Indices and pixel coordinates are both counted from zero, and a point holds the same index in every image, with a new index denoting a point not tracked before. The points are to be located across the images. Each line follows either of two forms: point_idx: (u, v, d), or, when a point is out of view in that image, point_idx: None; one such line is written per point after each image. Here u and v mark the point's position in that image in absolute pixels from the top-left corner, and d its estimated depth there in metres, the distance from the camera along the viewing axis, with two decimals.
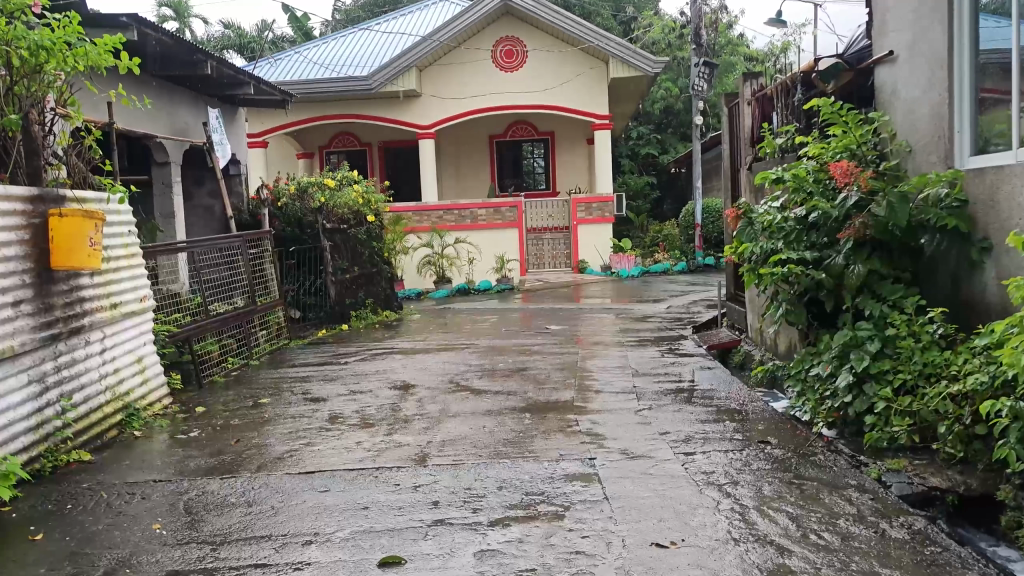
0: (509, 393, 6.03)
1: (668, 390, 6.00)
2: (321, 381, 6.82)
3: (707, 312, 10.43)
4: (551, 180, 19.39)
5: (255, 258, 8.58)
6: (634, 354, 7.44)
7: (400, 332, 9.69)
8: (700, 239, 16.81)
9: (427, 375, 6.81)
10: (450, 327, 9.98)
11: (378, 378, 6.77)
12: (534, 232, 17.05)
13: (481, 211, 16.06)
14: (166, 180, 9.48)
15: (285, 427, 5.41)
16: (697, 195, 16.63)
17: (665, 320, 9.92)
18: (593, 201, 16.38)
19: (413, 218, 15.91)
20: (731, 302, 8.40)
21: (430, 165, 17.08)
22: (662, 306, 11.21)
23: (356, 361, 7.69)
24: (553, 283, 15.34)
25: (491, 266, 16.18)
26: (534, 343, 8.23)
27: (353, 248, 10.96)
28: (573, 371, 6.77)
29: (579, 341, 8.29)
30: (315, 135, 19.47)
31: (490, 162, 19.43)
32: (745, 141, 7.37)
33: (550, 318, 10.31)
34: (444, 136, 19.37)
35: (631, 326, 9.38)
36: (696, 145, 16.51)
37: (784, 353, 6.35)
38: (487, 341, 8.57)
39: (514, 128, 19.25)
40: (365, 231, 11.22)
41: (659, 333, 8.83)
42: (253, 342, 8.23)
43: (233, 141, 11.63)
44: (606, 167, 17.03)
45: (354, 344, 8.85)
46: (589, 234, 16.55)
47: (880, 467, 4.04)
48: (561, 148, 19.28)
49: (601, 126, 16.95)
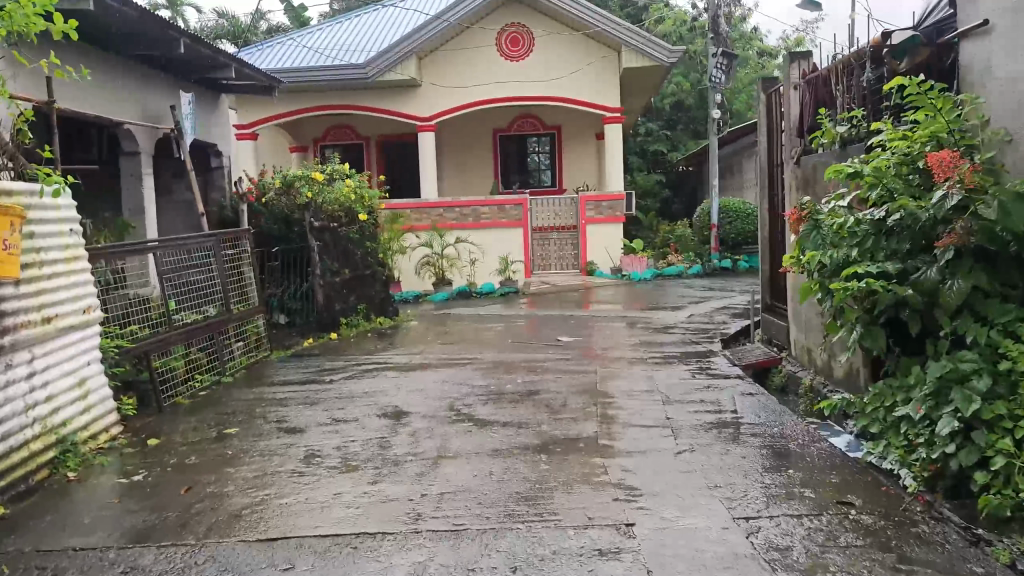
0: (521, 424, 5.10)
1: (709, 423, 5.05)
2: (300, 406, 5.87)
3: (734, 322, 9.50)
4: (558, 177, 18.47)
5: (232, 260, 7.62)
6: (661, 375, 6.50)
7: (395, 343, 8.75)
8: (716, 240, 16.10)
9: (424, 399, 5.88)
10: (450, 337, 9.04)
11: (366, 403, 5.84)
12: (539, 232, 15.85)
13: (484, 209, 15.15)
14: (136, 172, 8.54)
15: (250, 467, 4.48)
16: (714, 193, 15.72)
17: (688, 331, 8.98)
18: (603, 199, 15.57)
19: (412, 216, 15.04)
20: (768, 318, 7.45)
21: (430, 160, 16.14)
22: (683, 313, 10.28)
23: (344, 379, 6.75)
24: (560, 286, 14.39)
25: (495, 267, 15.29)
26: (545, 358, 7.31)
27: (344, 249, 9.99)
28: (593, 395, 5.83)
29: (596, 356, 7.37)
30: (310, 127, 18.55)
31: (493, 158, 18.49)
32: (789, 133, 6.45)
33: (560, 328, 9.38)
34: (444, 130, 18.44)
35: (652, 338, 8.45)
36: (714, 140, 15.57)
37: (843, 380, 5.44)
38: (493, 354, 7.63)
39: (519, 122, 18.35)
40: (357, 230, 10.27)
41: (685, 347, 7.91)
42: (227, 355, 7.28)
43: (216, 131, 10.70)
44: (617, 163, 16.07)
45: (343, 357, 7.91)
46: (599, 234, 15.65)
47: (1009, 548, 3.09)
48: (567, 144, 18.36)
49: (611, 119, 16.00)
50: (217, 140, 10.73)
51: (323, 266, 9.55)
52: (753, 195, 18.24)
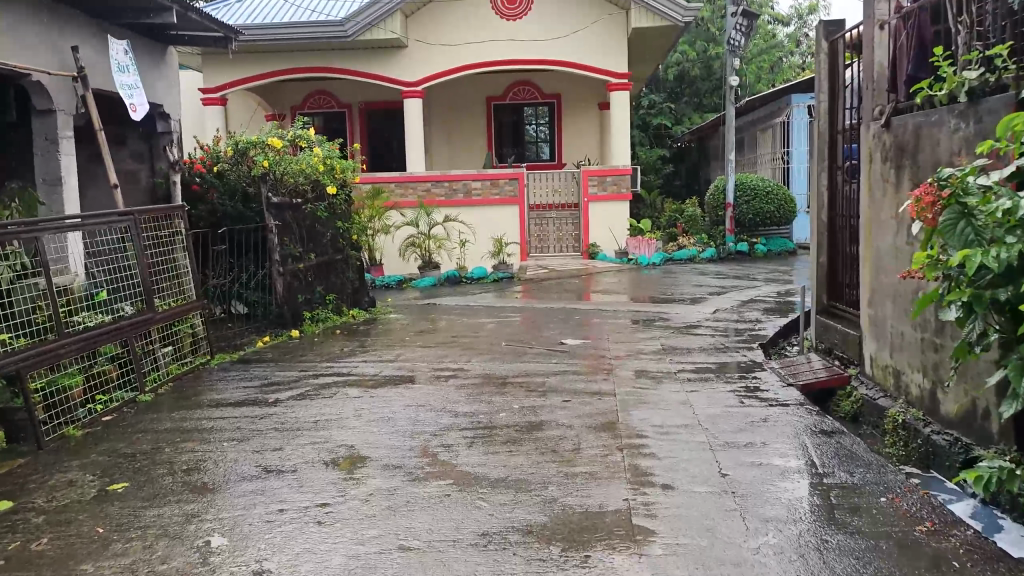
0: (520, 486, 3.64)
1: (784, 486, 3.60)
2: (227, 444, 4.40)
3: (769, 320, 8.05)
4: (557, 151, 16.94)
5: (158, 246, 6.08)
6: (701, 399, 5.05)
7: (366, 344, 7.27)
8: (730, 222, 14.39)
9: (389, 436, 4.41)
10: (432, 336, 7.57)
11: (312, 441, 4.37)
12: (537, 210, 14.27)
13: (475, 183, 13.66)
14: (51, 135, 7.03)
15: (116, 565, 3.00)
16: (730, 169, 14.22)
17: (716, 331, 7.55)
18: (607, 173, 14.06)
19: (396, 191, 13.64)
20: (827, 319, 5.97)
21: (417, 130, 14.60)
22: (707, 308, 8.81)
23: (292, 402, 5.27)
24: (560, 272, 12.92)
25: (487, 250, 13.82)
26: (549, 371, 5.84)
27: (308, 227, 8.45)
28: (616, 433, 4.37)
29: (611, 368, 5.91)
30: (288, 93, 16.99)
31: (487, 127, 16.93)
32: (867, 87, 5.00)
33: (562, 325, 7.93)
34: (434, 98, 16.87)
35: (675, 340, 7.00)
36: (731, 111, 14.06)
37: (958, 419, 4.00)
38: (482, 364, 6.17)
39: (515, 90, 16.79)
40: (325, 207, 8.72)
41: (718, 354, 6.45)
42: (148, 366, 5.77)
43: (162, 90, 9.12)
44: (624, 134, 14.50)
45: (296, 364, 6.44)
46: (602, 212, 14.14)
47: None
48: (567, 114, 16.83)
49: (618, 86, 14.45)
50: (163, 101, 9.14)
51: (284, 250, 7.99)
52: (769, 173, 16.78)
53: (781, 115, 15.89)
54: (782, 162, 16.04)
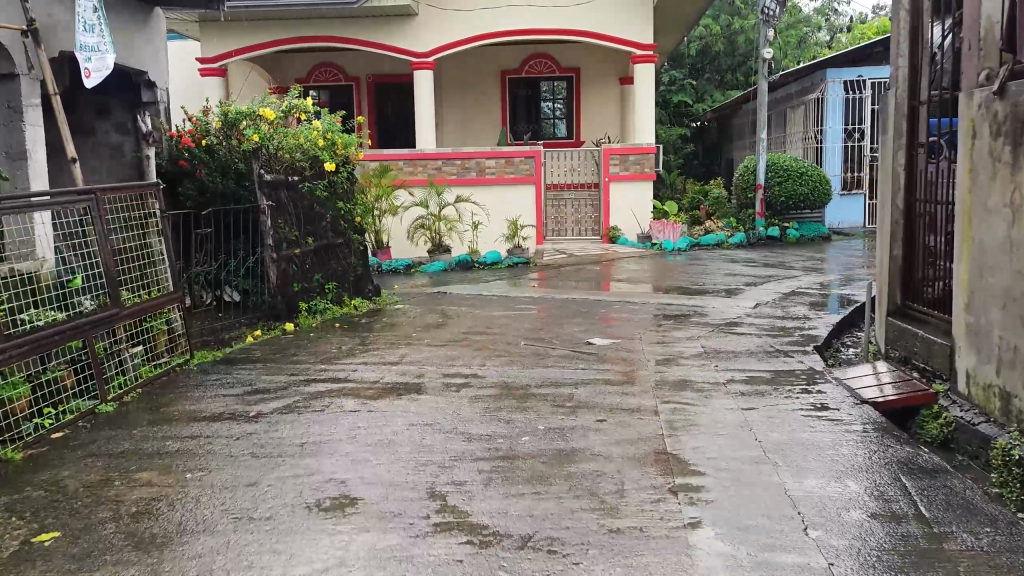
0: (552, 549, 2.83)
1: (894, 555, 2.78)
2: (192, 476, 3.62)
3: (818, 316, 7.17)
4: (575, 128, 16.04)
5: (128, 228, 5.29)
6: (760, 418, 4.25)
7: (367, 340, 6.46)
8: (761, 205, 13.46)
9: (388, 468, 3.61)
10: (441, 331, 6.75)
11: (295, 475, 3.58)
12: (551, 189, 13.61)
13: (489, 161, 12.81)
14: (14, 102, 6.22)
15: None
16: (762, 147, 13.31)
17: (760, 328, 6.72)
18: (629, 152, 13.16)
19: (404, 168, 12.83)
20: (901, 322, 5.13)
21: (427, 104, 13.75)
22: (746, 301, 7.94)
23: (276, 417, 4.47)
24: (579, 256, 12.09)
25: (502, 232, 12.99)
26: (577, 380, 5.02)
27: (305, 208, 7.63)
28: (667, 468, 3.55)
29: (649, 377, 5.09)
30: (293, 66, 16.19)
31: (501, 103, 16.04)
32: (970, 46, 4.13)
33: (586, 320, 7.10)
34: (446, 71, 15.98)
35: (717, 341, 6.17)
36: (764, 85, 13.12)
37: None
38: (498, 369, 5.37)
39: (531, 63, 15.88)
40: (326, 186, 7.89)
41: (769, 359, 5.61)
42: (112, 369, 4.99)
43: (147, 57, 8.29)
44: (648, 109, 13.57)
45: (286, 366, 5.63)
46: (623, 193, 13.28)
47: None
48: (586, 89, 15.91)
49: (642, 58, 13.51)
50: (148, 69, 8.31)
51: (277, 235, 7.20)
52: (800, 153, 15.85)
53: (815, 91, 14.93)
54: (815, 142, 15.12)
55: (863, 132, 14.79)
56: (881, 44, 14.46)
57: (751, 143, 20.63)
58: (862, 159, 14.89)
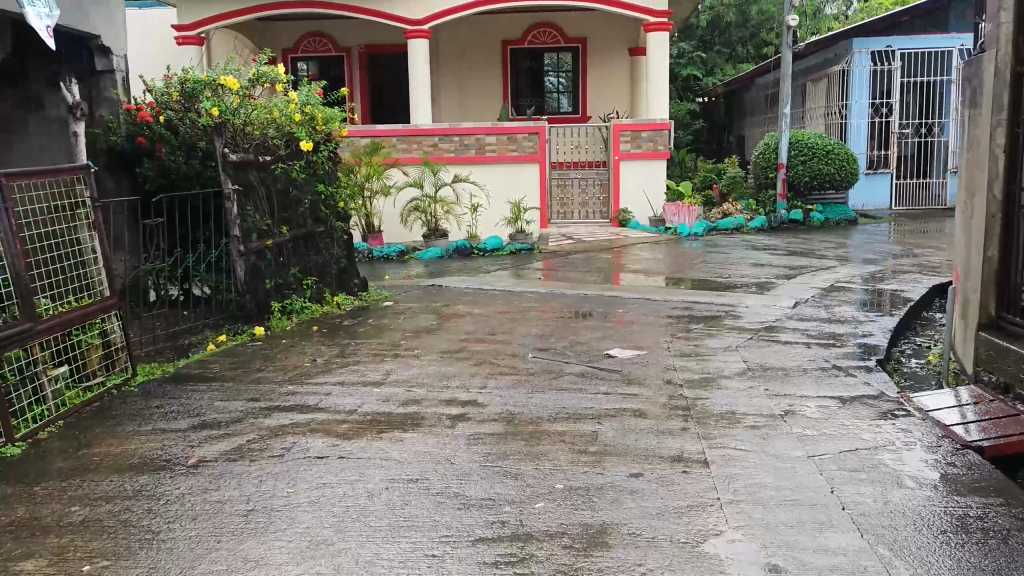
0: None
1: None
2: (89, 571, 2.67)
3: (870, 319, 6.22)
4: (581, 102, 14.98)
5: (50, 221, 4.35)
6: (838, 471, 3.32)
7: (349, 350, 5.49)
8: (784, 186, 12.40)
9: (358, 560, 2.67)
10: (436, 337, 5.79)
11: (231, 570, 2.64)
12: (558, 168, 12.69)
13: (490, 138, 11.80)
14: None
15: None
16: (785, 124, 12.23)
17: (806, 335, 5.76)
18: (641, 128, 12.12)
19: (398, 146, 11.85)
20: (998, 339, 4.17)
21: (423, 75, 12.71)
22: (783, 299, 6.96)
23: (221, 467, 3.52)
24: (588, 242, 11.12)
25: (503, 215, 12.02)
26: (600, 413, 4.07)
27: (278, 192, 6.65)
28: (736, 563, 2.60)
29: (688, 406, 4.14)
30: (280, 35, 15.18)
31: (502, 74, 14.98)
32: None
33: (603, 323, 6.14)
34: (443, 40, 14.89)
35: (760, 352, 5.20)
36: (788, 56, 12.10)
37: None
38: (501, 393, 4.43)
39: (535, 33, 14.81)
40: (303, 166, 6.90)
41: (829, 378, 4.65)
42: (27, 396, 4.07)
43: (100, 18, 7.26)
44: (663, 82, 12.50)
45: (246, 388, 4.67)
46: (634, 172, 12.26)
47: None
48: (593, 61, 14.85)
49: (657, 26, 12.46)
50: (101, 32, 7.28)
51: (244, 224, 6.21)
52: (822, 129, 14.83)
53: (841, 64, 13.88)
54: (839, 117, 14.10)
55: (892, 106, 13.80)
56: (911, 12, 13.44)
57: (764, 119, 19.59)
58: (889, 136, 13.92)
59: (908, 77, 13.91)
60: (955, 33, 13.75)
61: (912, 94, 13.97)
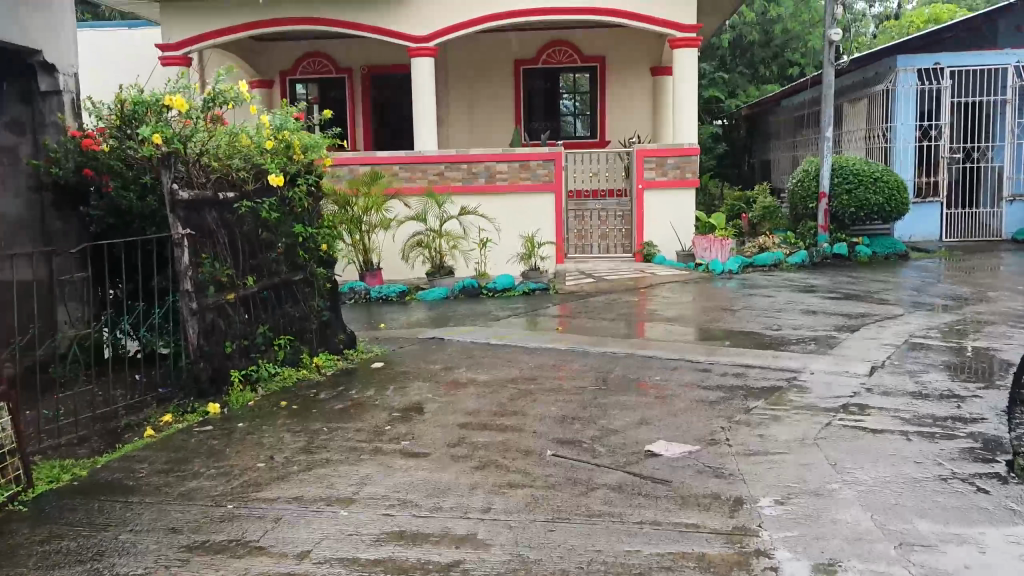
0: None
1: None
2: None
3: (971, 393, 5.01)
4: (599, 126, 13.88)
5: None
6: None
7: (320, 441, 4.32)
8: (825, 217, 11.30)
9: None
10: (430, 421, 4.61)
11: None
12: (576, 197, 11.40)
13: (500, 165, 10.69)
14: None
15: None
16: (827, 149, 11.10)
17: (898, 419, 4.54)
18: (667, 154, 11.01)
19: (400, 174, 10.76)
20: None
21: (428, 96, 11.66)
22: (853, 361, 5.75)
23: None
24: (611, 281, 9.95)
25: (515, 250, 10.92)
26: (650, 566, 2.87)
27: (244, 236, 5.53)
28: None
29: (774, 554, 2.93)
30: (277, 56, 14.21)
31: (515, 96, 13.91)
32: None
33: (638, 399, 4.94)
34: (450, 60, 13.85)
35: (849, 452, 3.98)
36: (830, 74, 11.05)
37: None
38: (513, 523, 3.24)
39: (549, 52, 13.76)
40: (276, 203, 5.78)
41: (956, 498, 3.43)
42: None
43: (42, 31, 6.21)
44: (690, 105, 11.40)
45: (171, 508, 3.50)
46: (659, 203, 11.13)
47: None
48: (613, 82, 13.77)
49: (684, 42, 11.36)
50: (43, 46, 6.23)
51: (199, 276, 5.09)
52: (862, 154, 13.62)
53: (884, 82, 12.78)
54: (881, 140, 12.93)
55: (941, 128, 12.62)
56: (958, 26, 12.38)
57: (791, 143, 18.32)
58: (937, 161, 12.72)
59: (957, 96, 12.84)
60: (1007, 48, 12.65)
61: (962, 114, 12.86)
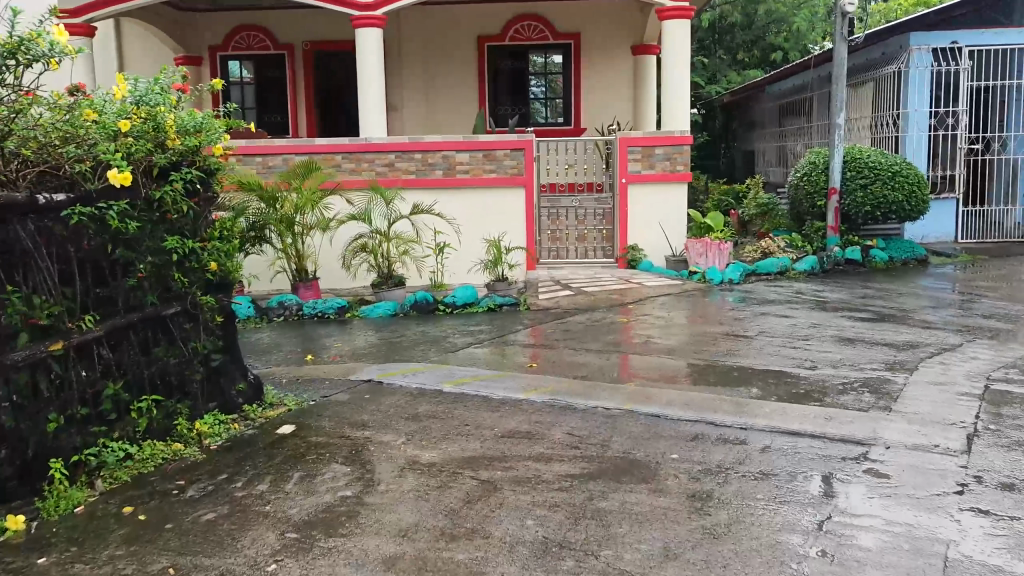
0: None
1: None
2: None
3: None
4: (574, 112, 12.28)
5: None
6: None
7: None
8: (835, 216, 9.71)
9: None
10: (337, 555, 2.97)
11: None
12: (549, 192, 9.78)
13: (461, 155, 9.04)
14: None
15: None
16: (838, 139, 9.57)
17: None
18: (656, 142, 9.41)
19: (343, 165, 9.09)
20: None
21: (377, 75, 9.97)
22: (937, 425, 4.21)
23: None
24: (592, 294, 8.37)
25: (478, 257, 9.32)
26: None
27: (84, 257, 3.82)
28: None
29: None
30: (206, 30, 12.37)
31: (478, 76, 12.25)
32: None
33: (653, 502, 3.35)
34: (404, 36, 12.16)
35: None
36: (841, 50, 9.51)
37: None
38: None
39: (517, 27, 12.08)
40: (137, 207, 4.07)
41: None
42: None
43: None
44: (682, 86, 9.81)
45: None
46: (645, 199, 9.56)
47: None
48: (589, 61, 12.17)
49: (675, 12, 9.75)
50: None
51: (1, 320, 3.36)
52: (868, 143, 12.16)
53: (895, 62, 11.28)
54: (890, 129, 11.47)
55: (959, 116, 11.19)
56: None
57: (778, 133, 16.87)
58: (955, 153, 11.31)
59: (974, 80, 11.42)
60: None
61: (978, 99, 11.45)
